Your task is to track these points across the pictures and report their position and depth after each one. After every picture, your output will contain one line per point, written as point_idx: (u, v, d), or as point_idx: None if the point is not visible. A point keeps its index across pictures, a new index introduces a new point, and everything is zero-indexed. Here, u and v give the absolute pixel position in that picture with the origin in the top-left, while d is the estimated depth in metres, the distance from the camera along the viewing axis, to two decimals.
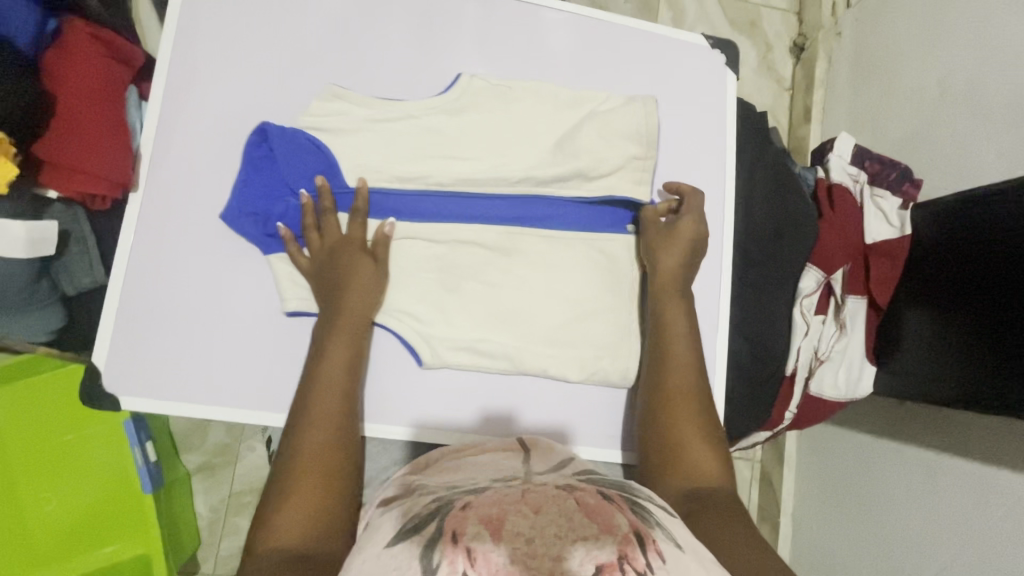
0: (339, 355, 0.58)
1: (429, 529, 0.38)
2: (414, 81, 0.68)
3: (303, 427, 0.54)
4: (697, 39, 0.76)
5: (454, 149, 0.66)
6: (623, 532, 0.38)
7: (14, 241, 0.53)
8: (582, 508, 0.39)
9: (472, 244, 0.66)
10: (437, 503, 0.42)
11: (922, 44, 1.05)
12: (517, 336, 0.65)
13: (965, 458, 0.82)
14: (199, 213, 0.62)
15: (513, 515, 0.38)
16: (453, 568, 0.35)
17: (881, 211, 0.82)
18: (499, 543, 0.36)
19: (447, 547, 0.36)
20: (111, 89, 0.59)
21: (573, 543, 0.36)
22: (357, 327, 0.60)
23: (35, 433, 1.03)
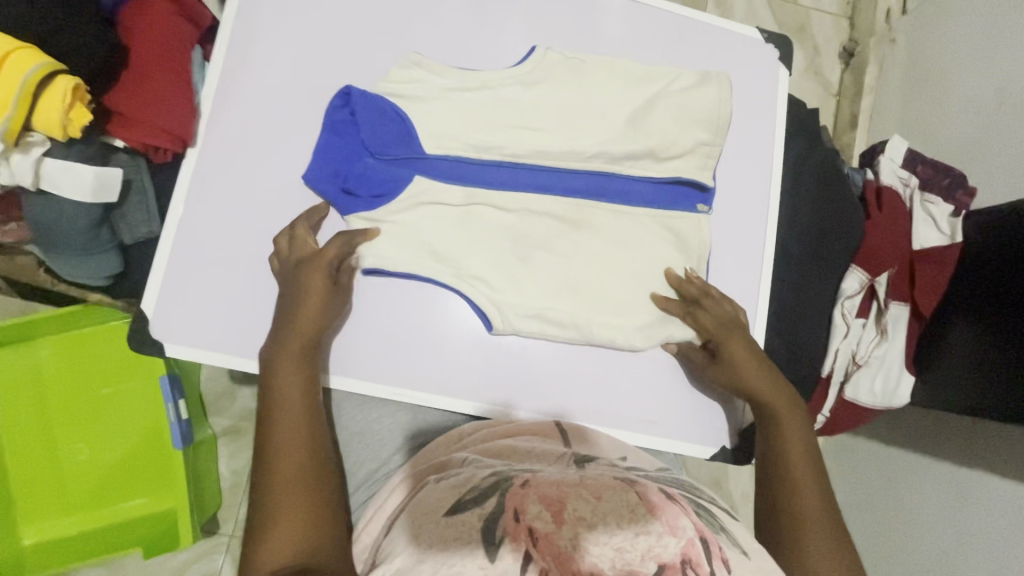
0: (297, 380, 0.55)
1: (491, 502, 0.41)
2: (467, 55, 0.69)
3: (272, 450, 0.52)
4: (752, 31, 0.75)
5: (506, 124, 0.67)
6: (688, 536, 0.39)
7: (84, 185, 0.55)
8: (644, 503, 0.41)
9: (514, 218, 0.66)
10: (495, 478, 0.45)
11: (980, 52, 1.02)
12: (556, 313, 0.65)
13: (1001, 477, 0.79)
14: (253, 170, 0.64)
15: (575, 501, 0.39)
16: (517, 545, 0.37)
17: (931, 216, 0.80)
18: (560, 525, 0.37)
19: (510, 524, 0.38)
20: (180, 47, 0.61)
21: (635, 537, 0.37)
22: (309, 344, 0.57)
23: (75, 384, 1.07)
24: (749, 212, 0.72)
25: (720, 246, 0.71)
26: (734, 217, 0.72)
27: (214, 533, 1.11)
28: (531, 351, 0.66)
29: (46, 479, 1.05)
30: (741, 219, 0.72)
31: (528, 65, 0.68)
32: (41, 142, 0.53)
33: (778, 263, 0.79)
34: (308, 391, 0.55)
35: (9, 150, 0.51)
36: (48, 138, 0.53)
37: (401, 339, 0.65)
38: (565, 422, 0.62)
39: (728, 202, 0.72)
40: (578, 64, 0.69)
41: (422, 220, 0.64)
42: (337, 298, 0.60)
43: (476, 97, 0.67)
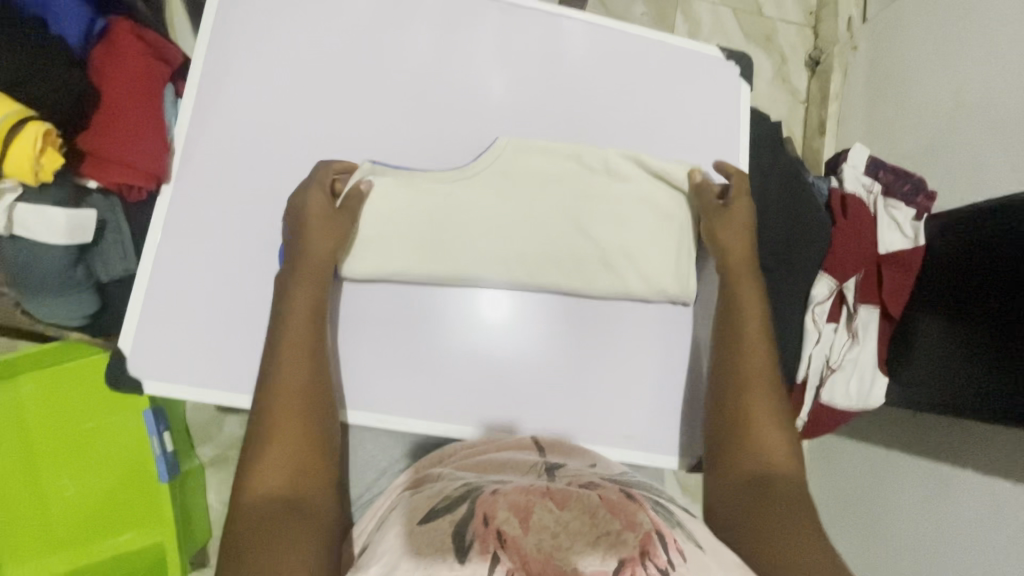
0: (303, 304, 0.60)
1: (461, 510, 0.44)
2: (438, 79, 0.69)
3: (281, 371, 0.57)
4: (713, 49, 0.78)
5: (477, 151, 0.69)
6: (646, 530, 0.42)
7: (56, 228, 0.56)
8: (606, 503, 0.44)
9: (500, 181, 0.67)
10: (465, 487, 0.48)
11: (936, 59, 1.05)
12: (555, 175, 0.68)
13: (975, 472, 0.81)
14: (230, 205, 0.64)
15: (541, 507, 0.42)
16: (485, 548, 0.40)
17: (895, 221, 0.83)
18: (526, 530, 0.41)
19: (479, 528, 0.41)
20: (150, 86, 0.63)
21: (597, 538, 0.41)
22: (321, 274, 0.62)
23: (57, 420, 1.06)
24: None
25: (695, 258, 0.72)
26: None
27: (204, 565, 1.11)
28: (511, 370, 0.67)
29: (30, 518, 1.03)
30: None
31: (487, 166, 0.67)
32: (13, 187, 0.55)
33: None
34: (303, 379, 0.57)
35: None
36: (19, 183, 0.55)
37: (384, 363, 0.65)
38: (543, 438, 0.63)
39: None
40: (536, 161, 0.68)
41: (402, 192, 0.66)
42: (342, 217, 0.63)
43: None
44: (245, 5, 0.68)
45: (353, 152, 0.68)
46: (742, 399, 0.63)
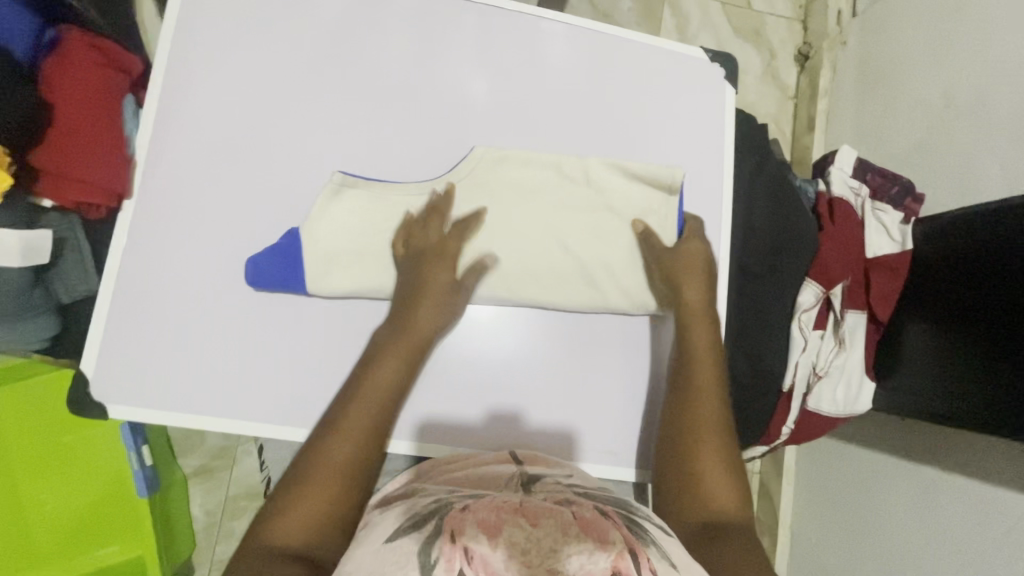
0: (388, 372, 0.58)
1: (428, 527, 0.42)
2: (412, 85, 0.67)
3: (336, 428, 0.55)
4: (697, 51, 0.76)
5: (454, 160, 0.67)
6: (619, 549, 0.40)
7: (9, 250, 0.54)
8: (578, 520, 0.42)
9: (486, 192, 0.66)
10: (435, 504, 0.46)
11: (926, 56, 1.04)
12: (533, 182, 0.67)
13: (966, 478, 0.81)
14: (197, 220, 0.62)
15: (511, 524, 0.41)
16: (450, 567, 0.39)
17: (883, 225, 0.82)
18: (495, 546, 0.39)
19: (445, 546, 0.40)
20: (106, 100, 0.60)
21: (568, 557, 0.39)
22: (414, 348, 0.60)
23: (34, 434, 1.03)
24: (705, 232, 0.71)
25: None
26: None
27: None
28: (491, 387, 0.65)
29: (10, 535, 1.01)
30: None
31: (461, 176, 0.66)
32: None
33: (735, 279, 0.77)
34: (366, 434, 0.56)
35: None
36: None
37: None
38: (521, 451, 0.61)
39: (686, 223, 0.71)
40: (517, 169, 0.67)
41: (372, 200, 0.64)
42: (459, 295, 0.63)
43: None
44: (208, 10, 0.65)
45: (323, 163, 0.65)
46: (684, 416, 0.62)
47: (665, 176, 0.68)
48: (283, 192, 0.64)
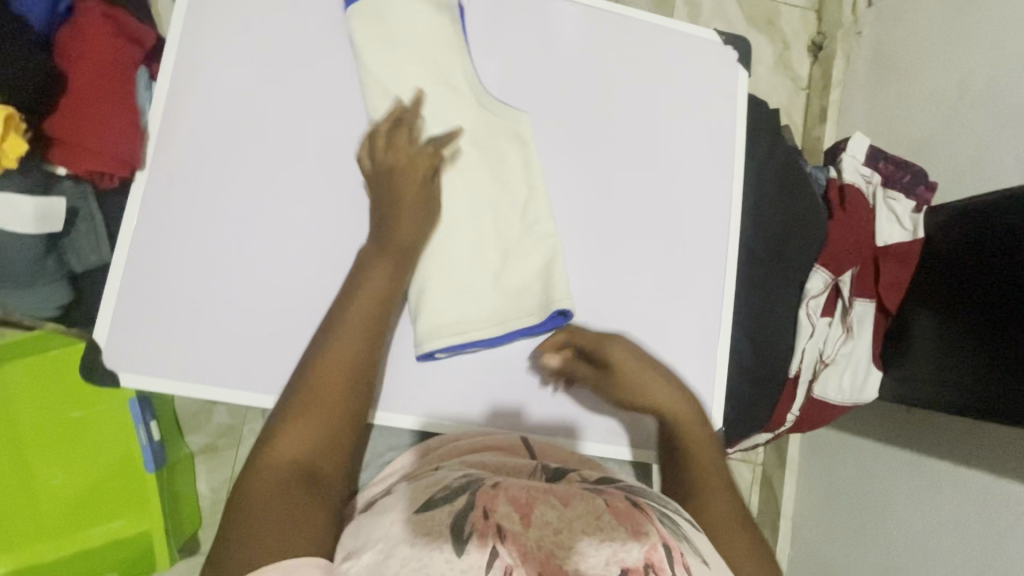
0: (377, 282, 0.58)
1: (462, 502, 0.43)
2: (421, 56, 0.66)
3: (327, 348, 0.55)
4: (711, 35, 0.75)
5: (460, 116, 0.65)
6: (652, 541, 0.41)
7: (24, 216, 0.56)
8: (611, 509, 0.43)
9: (475, 158, 0.65)
10: (466, 479, 0.47)
11: (942, 45, 1.02)
12: (510, 160, 0.66)
13: (976, 470, 0.80)
14: (207, 192, 0.62)
15: (544, 505, 0.42)
16: (484, 540, 0.40)
17: (894, 213, 0.81)
18: (527, 527, 0.40)
19: (479, 521, 0.41)
20: (121, 70, 0.60)
21: (600, 543, 0.40)
22: (403, 260, 0.60)
23: (44, 408, 1.05)
24: (715, 216, 0.71)
25: (690, 249, 0.70)
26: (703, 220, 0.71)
27: (194, 553, 1.10)
28: (495, 365, 0.65)
29: (18, 508, 1.02)
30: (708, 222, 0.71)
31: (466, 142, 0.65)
32: None
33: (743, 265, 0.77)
34: (353, 359, 0.55)
35: None
36: None
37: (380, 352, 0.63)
38: (533, 439, 0.63)
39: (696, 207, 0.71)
40: (521, 155, 0.66)
41: (401, 63, 0.65)
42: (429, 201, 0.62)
43: (432, 108, 0.65)
44: None
45: (333, 138, 0.65)
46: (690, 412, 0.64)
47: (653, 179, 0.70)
48: (293, 165, 0.64)
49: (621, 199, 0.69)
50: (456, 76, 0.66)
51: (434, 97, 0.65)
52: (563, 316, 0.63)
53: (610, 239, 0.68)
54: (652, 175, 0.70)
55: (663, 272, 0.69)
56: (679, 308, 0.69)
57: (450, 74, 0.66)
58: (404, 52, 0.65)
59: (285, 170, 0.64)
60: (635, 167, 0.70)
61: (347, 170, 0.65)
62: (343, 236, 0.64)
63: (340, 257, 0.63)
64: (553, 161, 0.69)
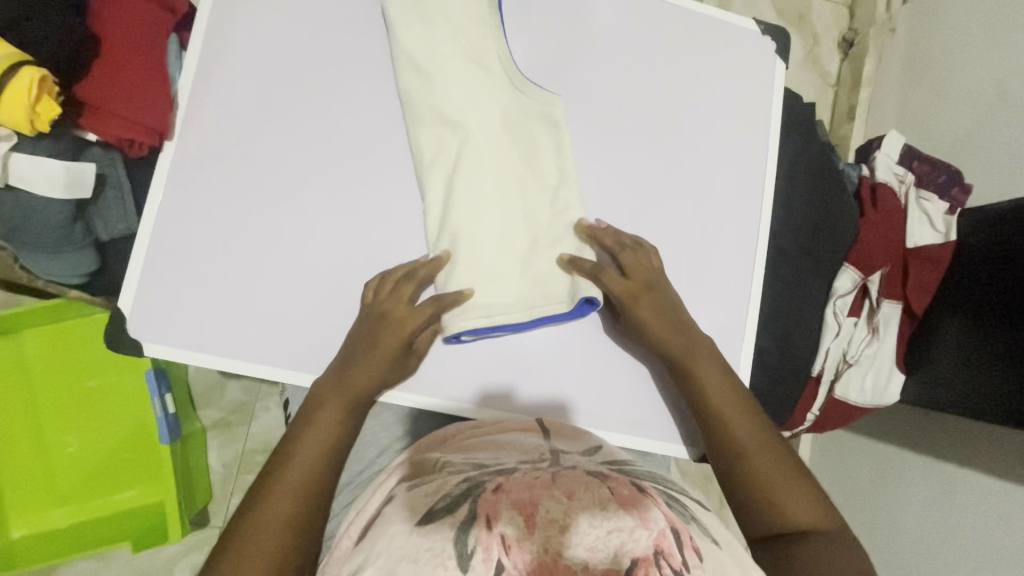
0: (367, 372, 0.58)
1: (461, 512, 0.42)
2: (453, 36, 0.65)
3: (312, 421, 0.55)
4: (749, 23, 0.73)
5: (491, 94, 0.65)
6: (660, 528, 0.40)
7: (54, 181, 0.56)
8: (616, 497, 0.42)
9: (503, 139, 0.65)
10: (466, 484, 0.46)
11: (979, 43, 0.99)
12: (541, 143, 0.65)
13: (993, 477, 0.78)
14: (234, 164, 0.62)
15: (547, 501, 0.41)
16: (489, 555, 0.38)
17: (926, 215, 0.79)
18: (532, 530, 0.39)
19: (481, 533, 0.39)
20: (153, 37, 0.60)
21: (608, 534, 0.38)
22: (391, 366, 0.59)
23: (59, 377, 1.05)
24: (744, 209, 0.70)
25: (717, 242, 0.69)
26: (731, 212, 0.69)
27: (205, 526, 1.11)
28: (518, 349, 0.65)
29: (36, 474, 1.04)
30: (737, 215, 0.69)
31: (499, 124, 0.65)
32: (7, 137, 0.54)
33: (771, 261, 0.77)
34: (344, 429, 0.56)
35: None
36: (14, 133, 0.54)
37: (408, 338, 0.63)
38: (548, 418, 0.60)
39: (725, 199, 0.69)
40: (554, 139, 0.66)
41: (436, 41, 0.64)
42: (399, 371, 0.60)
43: (463, 87, 0.64)
44: None
45: (361, 114, 0.64)
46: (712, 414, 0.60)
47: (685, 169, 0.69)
48: (320, 140, 0.63)
49: (649, 188, 0.68)
50: (490, 56, 0.65)
51: (467, 74, 0.64)
52: (590, 305, 0.62)
53: (636, 229, 0.67)
54: (681, 166, 0.69)
55: (689, 264, 0.68)
56: (703, 301, 0.68)
57: (485, 55, 0.65)
58: (436, 30, 0.64)
59: (312, 144, 0.63)
60: (664, 157, 0.69)
61: (373, 147, 0.64)
62: (368, 214, 0.63)
63: (365, 234, 0.63)
64: (582, 147, 0.68)
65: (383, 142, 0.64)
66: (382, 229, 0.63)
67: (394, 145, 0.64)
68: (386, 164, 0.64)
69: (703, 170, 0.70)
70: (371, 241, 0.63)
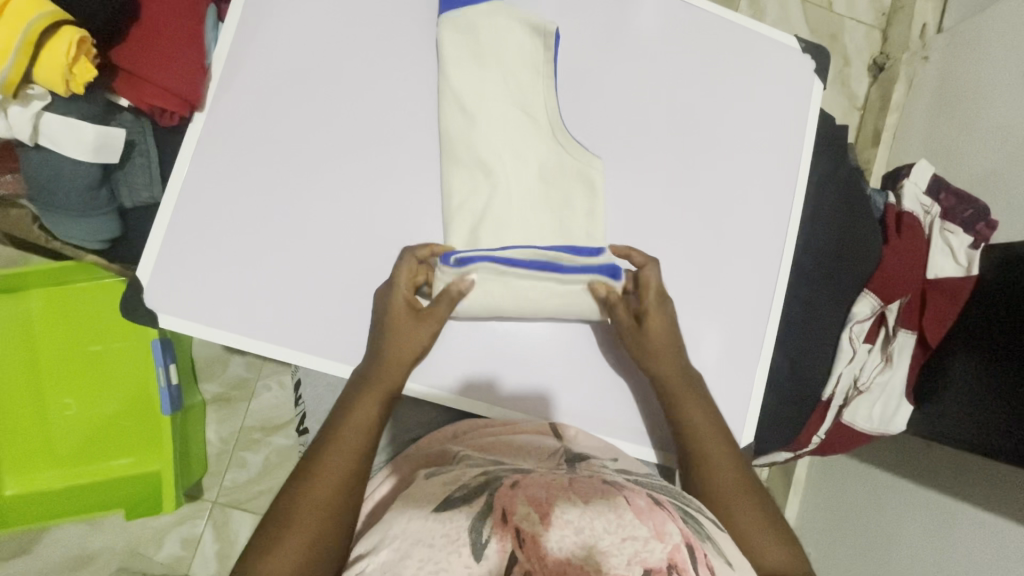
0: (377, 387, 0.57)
1: (480, 502, 0.42)
2: (503, 76, 0.65)
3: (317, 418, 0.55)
4: (791, 40, 0.73)
5: (525, 142, 0.64)
6: (675, 542, 0.41)
7: (84, 144, 0.57)
8: (632, 507, 0.42)
9: (540, 186, 0.64)
10: (484, 477, 0.47)
11: (1009, 79, 0.98)
12: (574, 198, 0.65)
13: (990, 515, 0.78)
14: (262, 139, 0.61)
15: (563, 501, 0.41)
16: (503, 545, 0.39)
17: (949, 247, 0.78)
18: (548, 527, 0.40)
19: (497, 524, 0.40)
20: (192, 7, 0.61)
21: (621, 541, 0.39)
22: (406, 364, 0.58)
23: (63, 338, 1.05)
24: (770, 226, 0.69)
25: (739, 257, 0.68)
26: (755, 229, 0.69)
27: (198, 498, 1.11)
28: (526, 351, 0.64)
29: (31, 435, 1.04)
30: (760, 231, 0.69)
31: (535, 179, 0.64)
32: (41, 96, 0.54)
33: (791, 282, 0.77)
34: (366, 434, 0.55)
35: (7, 102, 0.53)
36: (49, 92, 0.55)
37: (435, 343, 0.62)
38: (560, 424, 0.61)
39: (750, 216, 0.69)
40: (588, 203, 0.64)
41: (484, 49, 0.65)
42: (409, 344, 0.58)
43: (507, 129, 0.64)
44: None
45: (394, 100, 0.64)
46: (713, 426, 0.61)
47: (709, 184, 0.68)
48: (350, 123, 0.62)
49: (675, 197, 0.68)
50: (537, 106, 0.65)
51: (513, 120, 0.64)
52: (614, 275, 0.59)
53: (660, 239, 0.67)
54: (709, 178, 0.68)
55: (709, 279, 0.67)
56: (720, 315, 0.67)
57: (533, 104, 0.65)
58: (483, 44, 0.65)
59: (341, 125, 0.62)
60: (692, 167, 0.68)
61: (404, 134, 0.63)
62: (392, 201, 0.63)
63: (388, 221, 0.62)
64: (611, 151, 0.67)
65: (412, 130, 0.64)
66: (405, 217, 0.63)
67: (424, 134, 0.64)
68: (415, 153, 0.63)
69: (731, 184, 0.69)
70: (394, 228, 0.62)
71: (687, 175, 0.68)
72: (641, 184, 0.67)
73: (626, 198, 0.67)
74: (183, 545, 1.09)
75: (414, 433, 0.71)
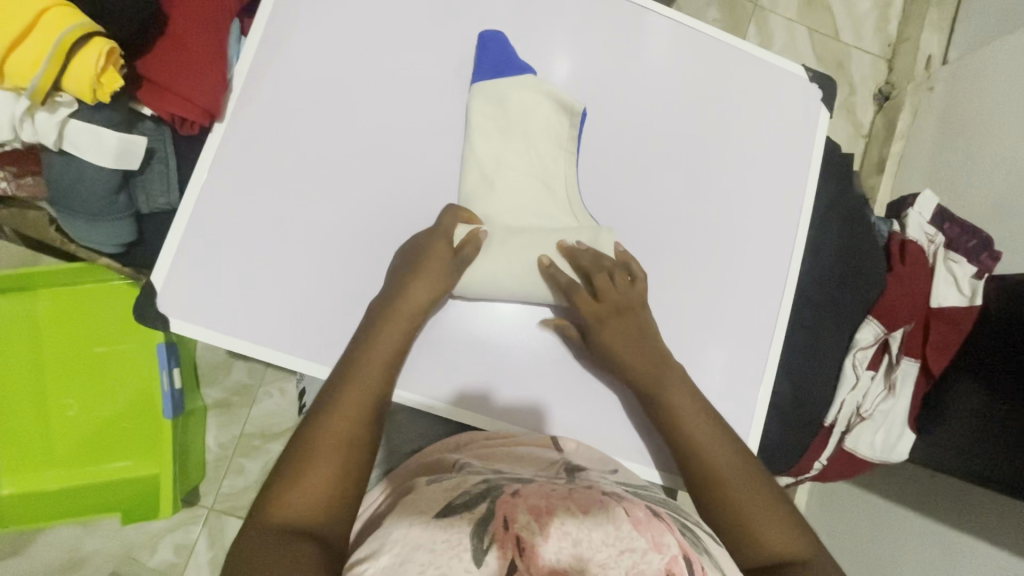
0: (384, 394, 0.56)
1: (480, 509, 0.43)
2: (517, 112, 0.67)
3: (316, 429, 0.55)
4: (798, 70, 0.74)
5: (540, 172, 0.67)
6: (673, 553, 0.40)
7: (106, 151, 0.58)
8: (630, 518, 0.42)
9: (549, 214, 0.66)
10: (485, 485, 0.47)
11: (1012, 113, 1.00)
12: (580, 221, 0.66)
13: (991, 547, 0.77)
14: (278, 150, 0.62)
15: (561, 511, 0.42)
16: (503, 554, 0.39)
17: (953, 276, 0.79)
18: (546, 537, 0.40)
19: (498, 532, 0.40)
20: (217, 21, 0.63)
21: (619, 553, 0.39)
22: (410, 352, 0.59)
23: (69, 338, 1.06)
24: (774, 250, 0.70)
25: (743, 280, 0.69)
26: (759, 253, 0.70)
27: (194, 505, 1.11)
28: (527, 367, 0.64)
29: (32, 434, 1.04)
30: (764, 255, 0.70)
31: (547, 242, 0.64)
32: (68, 103, 0.56)
33: (796, 306, 0.77)
34: None
35: (35, 108, 0.55)
36: (75, 100, 0.56)
37: (441, 356, 0.63)
38: (562, 438, 0.61)
39: (755, 240, 0.70)
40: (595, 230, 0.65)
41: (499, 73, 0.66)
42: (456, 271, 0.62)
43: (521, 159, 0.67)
44: None
45: (409, 115, 0.65)
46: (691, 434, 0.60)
47: (715, 208, 0.69)
48: (365, 136, 0.64)
49: (682, 219, 0.69)
50: (548, 139, 0.67)
51: (523, 152, 0.67)
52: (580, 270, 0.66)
53: (664, 260, 0.68)
54: (715, 201, 0.69)
55: (711, 301, 0.68)
56: (723, 337, 0.68)
57: (553, 177, 0.67)
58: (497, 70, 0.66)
59: (356, 138, 0.64)
60: (698, 190, 0.69)
61: (416, 150, 0.65)
62: (404, 214, 0.64)
63: (399, 233, 0.63)
64: (619, 172, 0.68)
65: (426, 145, 0.65)
66: (417, 230, 0.64)
67: (437, 149, 0.65)
68: (427, 168, 0.65)
69: (736, 208, 0.70)
70: (403, 241, 0.63)
71: (693, 198, 0.69)
72: (648, 205, 0.68)
73: (631, 219, 0.68)
74: (176, 551, 1.08)
75: (416, 444, 0.71)
